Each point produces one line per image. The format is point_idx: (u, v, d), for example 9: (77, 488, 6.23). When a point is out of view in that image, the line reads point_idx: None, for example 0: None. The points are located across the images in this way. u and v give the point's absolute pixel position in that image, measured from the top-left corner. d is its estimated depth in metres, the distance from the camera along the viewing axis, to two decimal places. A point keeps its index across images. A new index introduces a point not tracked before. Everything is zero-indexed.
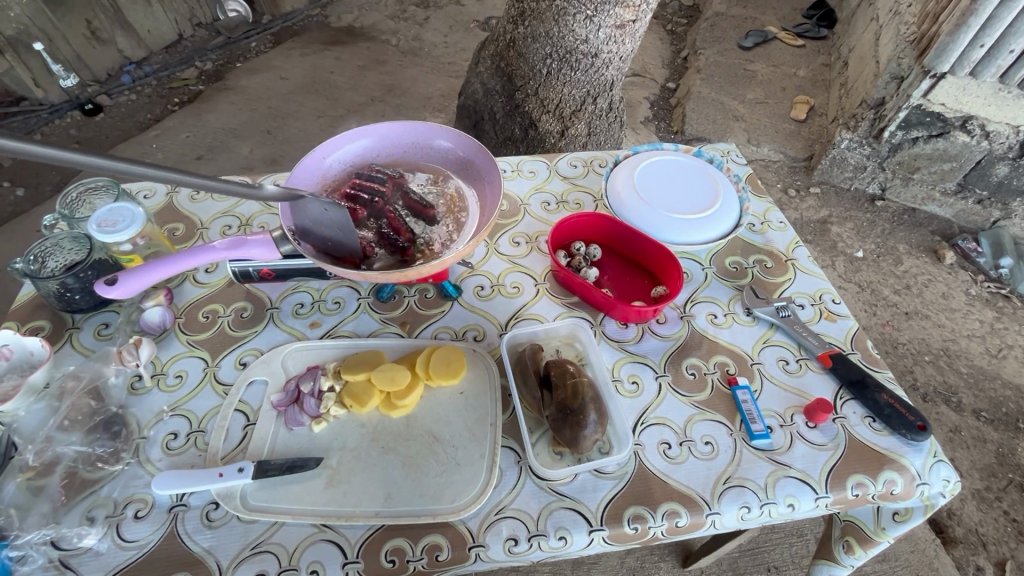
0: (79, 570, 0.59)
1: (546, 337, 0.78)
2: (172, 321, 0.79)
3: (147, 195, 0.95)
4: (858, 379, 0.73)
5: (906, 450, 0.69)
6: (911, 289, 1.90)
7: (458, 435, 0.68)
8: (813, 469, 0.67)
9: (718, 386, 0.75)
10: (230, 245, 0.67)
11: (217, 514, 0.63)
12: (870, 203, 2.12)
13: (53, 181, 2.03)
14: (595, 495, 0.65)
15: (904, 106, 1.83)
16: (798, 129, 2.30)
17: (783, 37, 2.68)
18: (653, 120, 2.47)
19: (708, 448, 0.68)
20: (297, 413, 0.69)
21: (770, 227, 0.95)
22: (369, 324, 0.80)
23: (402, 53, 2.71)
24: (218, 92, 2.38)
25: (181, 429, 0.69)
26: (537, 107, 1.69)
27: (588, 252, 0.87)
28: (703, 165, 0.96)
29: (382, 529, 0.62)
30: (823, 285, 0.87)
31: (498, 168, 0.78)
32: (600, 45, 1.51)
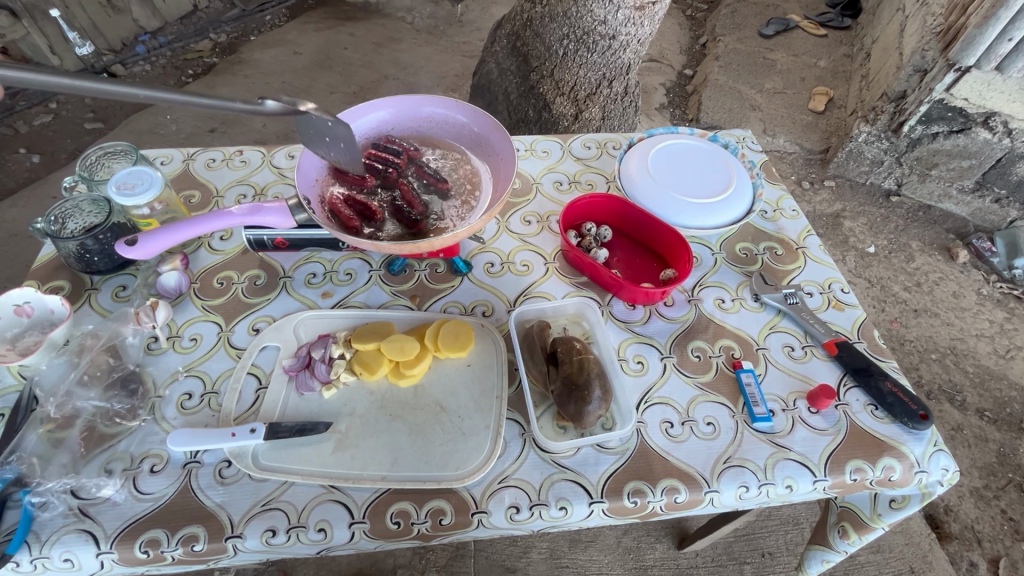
0: (98, 518, 0.61)
1: (553, 315, 0.79)
2: (188, 286, 0.81)
3: (164, 162, 0.97)
4: (863, 367, 0.74)
5: (906, 438, 0.69)
6: (921, 286, 1.88)
7: (465, 406, 0.70)
8: (813, 453, 0.68)
9: (722, 369, 0.75)
10: (247, 211, 0.67)
11: (230, 471, 0.65)
12: (885, 199, 2.10)
13: (69, 148, 2.04)
14: (596, 469, 0.66)
15: (926, 99, 1.80)
16: (815, 121, 2.27)
17: (805, 26, 2.62)
18: (668, 107, 2.44)
19: (710, 429, 0.69)
20: (308, 378, 0.70)
21: (782, 214, 0.95)
22: (380, 296, 0.81)
23: (417, 31, 2.69)
24: (232, 65, 2.38)
25: (196, 389, 0.71)
26: (552, 88, 1.68)
27: (599, 233, 0.87)
28: (717, 149, 0.95)
29: (388, 492, 0.64)
30: (833, 274, 0.86)
31: (513, 144, 0.78)
32: (618, 27, 1.49)
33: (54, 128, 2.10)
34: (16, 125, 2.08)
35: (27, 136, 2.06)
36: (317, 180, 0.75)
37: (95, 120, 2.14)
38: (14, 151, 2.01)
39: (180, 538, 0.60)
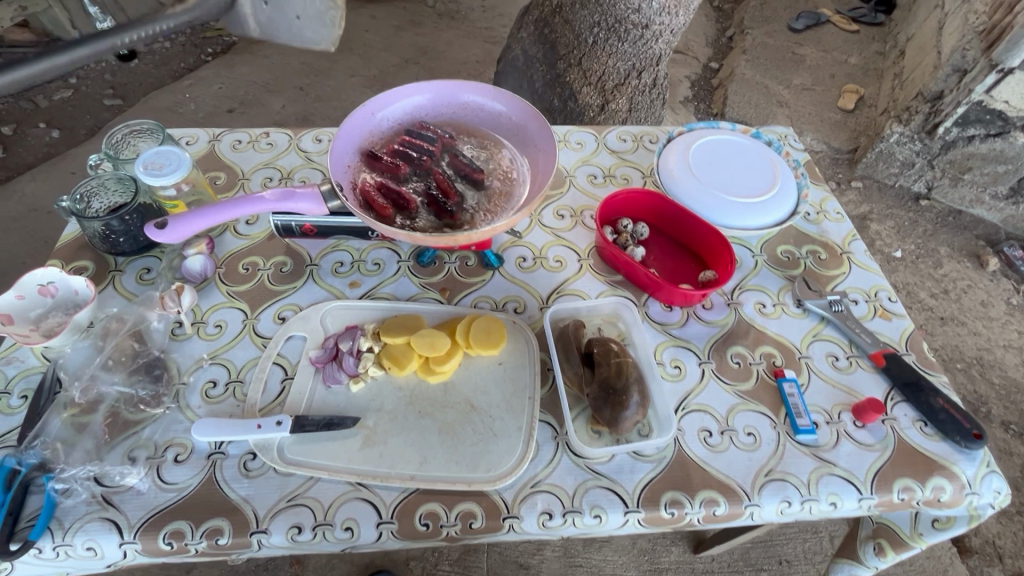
0: (121, 507, 0.60)
1: (588, 314, 0.76)
2: (213, 271, 0.79)
3: (189, 141, 0.94)
4: (913, 381, 0.70)
5: (957, 457, 0.66)
6: (948, 293, 1.83)
7: (497, 406, 0.67)
8: (859, 470, 0.65)
9: (763, 377, 0.72)
10: (279, 197, 0.65)
11: (255, 464, 0.63)
12: (914, 202, 2.03)
13: (88, 124, 2.03)
14: (632, 477, 0.63)
15: (964, 100, 1.74)
16: (844, 120, 2.21)
17: (837, 21, 2.54)
18: (693, 100, 2.38)
19: (751, 439, 0.67)
20: (335, 371, 0.68)
21: (826, 217, 0.91)
22: (408, 288, 0.79)
23: (439, 15, 2.63)
24: (252, 45, 2.35)
25: (220, 378, 0.70)
26: (579, 78, 1.63)
27: (636, 230, 0.84)
28: (761, 147, 0.91)
29: (417, 492, 0.62)
30: (880, 282, 0.83)
31: (553, 134, 0.74)
32: (652, 16, 1.44)
33: (73, 103, 2.08)
34: (36, 100, 2.07)
35: (47, 110, 2.05)
36: (348, 166, 0.73)
37: (114, 96, 2.12)
38: (33, 125, 2.01)
39: (204, 532, 0.59)
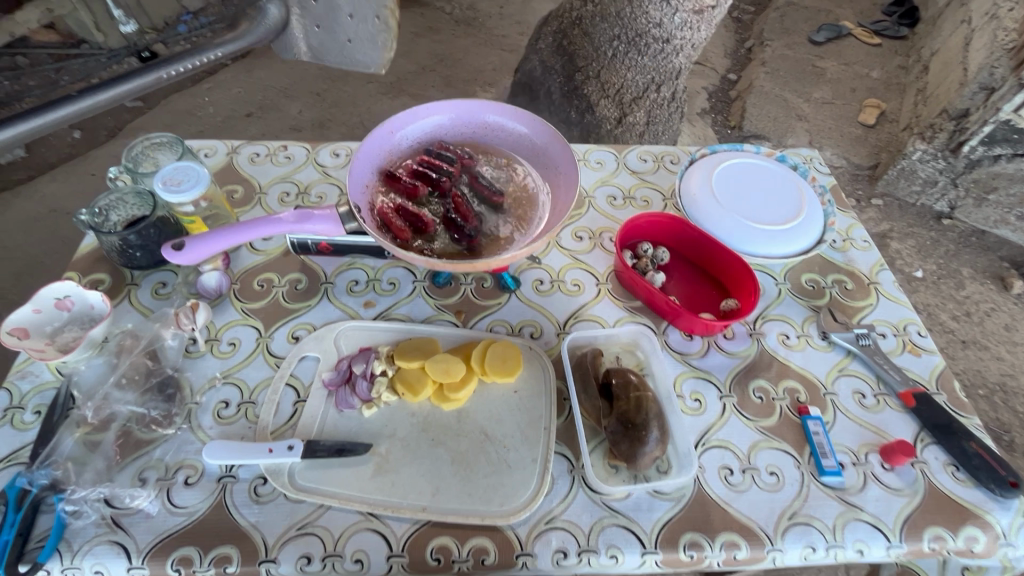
0: (130, 530, 0.59)
1: (606, 342, 0.74)
2: (228, 287, 0.78)
3: (208, 154, 0.94)
4: (945, 423, 0.68)
5: (992, 506, 0.63)
6: (971, 316, 1.78)
7: (511, 436, 0.66)
8: (887, 516, 0.62)
9: (786, 413, 0.70)
10: (296, 218, 0.64)
11: (265, 489, 0.62)
12: (936, 221, 1.98)
13: (109, 126, 2.06)
14: (650, 516, 0.61)
15: (991, 119, 1.70)
16: (865, 135, 2.17)
17: (858, 33, 2.50)
18: (710, 112, 2.33)
19: (773, 479, 0.65)
20: (349, 395, 0.67)
21: (852, 245, 0.89)
22: (423, 309, 0.78)
23: (457, 22, 2.64)
24: (273, 49, 2.37)
25: (233, 398, 0.69)
26: (597, 90, 1.61)
27: (656, 255, 0.83)
28: (787, 172, 0.89)
29: (428, 525, 0.61)
30: (909, 315, 0.80)
31: (574, 157, 0.73)
32: (674, 31, 1.43)
33: None
34: None
35: None
36: (366, 186, 0.71)
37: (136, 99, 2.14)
38: None
39: (212, 559, 0.58)
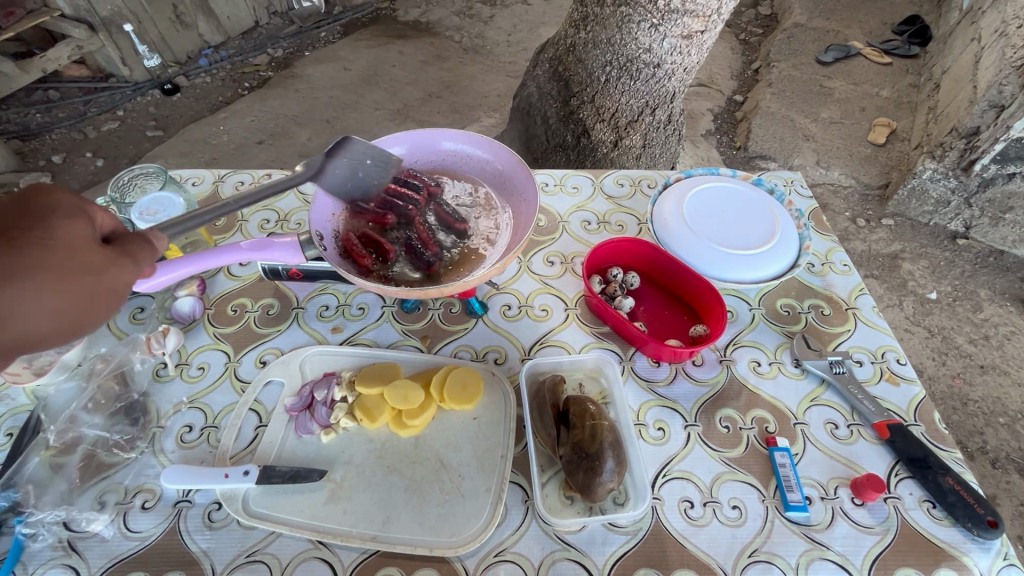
0: (85, 554, 0.60)
1: (569, 369, 0.73)
2: (202, 312, 0.80)
3: (195, 182, 0.98)
4: (920, 457, 0.65)
5: (969, 547, 0.60)
6: (989, 339, 1.66)
7: (467, 463, 0.65)
8: (855, 555, 0.60)
9: (753, 444, 0.68)
10: (256, 246, 0.66)
11: (219, 515, 0.62)
12: (950, 241, 1.87)
13: (130, 155, 2.15)
14: (604, 550, 0.60)
15: (1002, 137, 1.57)
16: (874, 154, 2.03)
17: (868, 53, 2.38)
18: (715, 134, 2.25)
19: (735, 513, 0.62)
20: (307, 421, 0.67)
21: (831, 269, 0.87)
22: (390, 335, 0.78)
23: (464, 51, 2.70)
24: (285, 79, 2.43)
25: (196, 422, 0.70)
26: (592, 114, 1.50)
27: (625, 280, 0.82)
28: (763, 196, 0.87)
29: (377, 555, 0.60)
30: (887, 342, 0.78)
31: (536, 185, 0.75)
32: (664, 55, 1.34)
33: (119, 134, 2.21)
34: (86, 130, 2.21)
35: (95, 141, 2.18)
36: (332, 215, 0.74)
37: (156, 128, 2.24)
38: (82, 155, 2.14)
39: None
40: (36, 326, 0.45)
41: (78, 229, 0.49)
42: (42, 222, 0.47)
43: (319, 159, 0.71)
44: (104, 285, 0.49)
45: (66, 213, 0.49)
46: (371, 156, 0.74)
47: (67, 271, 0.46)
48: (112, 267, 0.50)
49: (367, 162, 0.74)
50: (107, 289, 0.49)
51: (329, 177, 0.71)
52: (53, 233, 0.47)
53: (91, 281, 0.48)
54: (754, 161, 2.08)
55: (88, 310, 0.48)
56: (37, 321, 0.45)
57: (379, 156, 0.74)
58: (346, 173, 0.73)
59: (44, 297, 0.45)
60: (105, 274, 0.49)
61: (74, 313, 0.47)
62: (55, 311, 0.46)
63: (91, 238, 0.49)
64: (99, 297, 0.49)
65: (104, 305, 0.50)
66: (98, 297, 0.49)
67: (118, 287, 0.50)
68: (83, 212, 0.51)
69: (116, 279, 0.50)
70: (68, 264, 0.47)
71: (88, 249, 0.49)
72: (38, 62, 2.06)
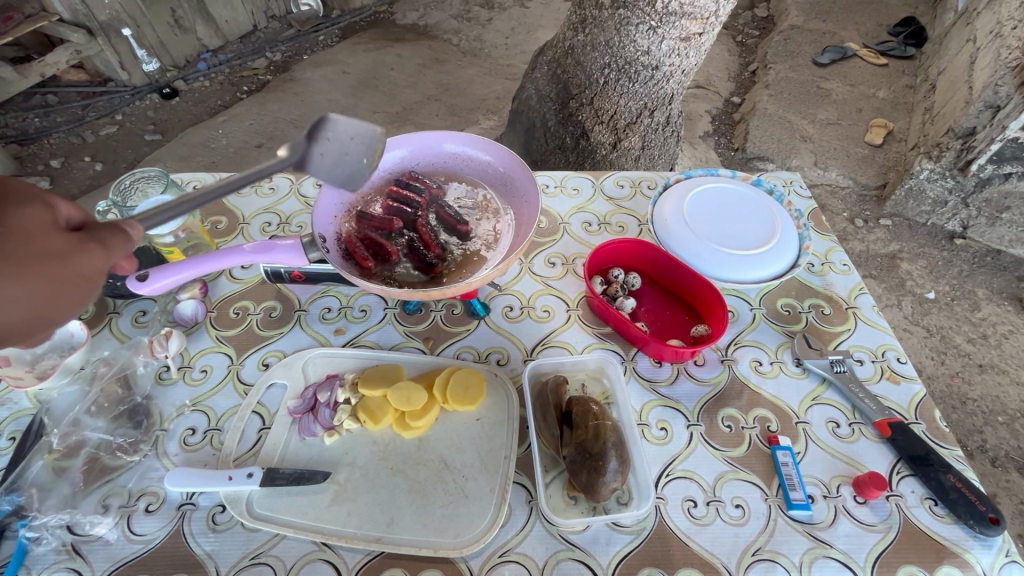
0: (88, 558, 0.60)
1: (572, 369, 0.73)
2: (204, 315, 0.80)
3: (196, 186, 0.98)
4: (921, 455, 0.65)
5: (971, 544, 0.61)
6: (987, 339, 1.67)
7: (470, 464, 0.65)
8: (858, 553, 0.60)
9: (756, 444, 0.68)
10: (258, 249, 0.67)
11: (223, 517, 0.62)
12: (947, 241, 1.87)
13: (128, 159, 2.15)
14: (607, 550, 0.60)
15: (998, 137, 1.57)
16: (871, 155, 2.04)
17: (864, 54, 2.39)
18: (713, 135, 2.26)
19: (739, 513, 0.63)
20: (310, 423, 0.68)
21: (831, 268, 0.88)
22: (392, 337, 0.79)
23: (462, 54, 2.71)
24: (284, 82, 2.44)
25: (199, 425, 0.70)
26: (590, 116, 1.51)
27: (626, 280, 0.82)
28: (762, 197, 0.88)
29: (381, 556, 0.60)
30: (888, 341, 0.78)
31: (537, 186, 0.75)
32: (662, 57, 1.34)
33: (118, 138, 2.21)
34: (84, 135, 2.20)
35: (93, 145, 2.18)
36: (335, 218, 0.74)
37: (154, 132, 2.24)
38: (80, 159, 2.13)
39: None
40: (5, 317, 0.44)
41: (38, 217, 0.47)
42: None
43: (301, 141, 0.58)
44: (70, 271, 0.47)
45: (23, 202, 0.47)
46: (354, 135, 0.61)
47: (28, 259, 0.45)
48: (82, 252, 0.48)
49: (351, 140, 0.60)
50: (75, 275, 0.47)
51: (315, 164, 0.59)
52: (12, 222, 0.45)
53: (54, 267, 0.46)
54: (752, 162, 2.09)
55: (58, 299, 0.46)
56: (6, 311, 0.44)
57: (366, 133, 0.61)
58: (332, 155, 0.59)
59: (8, 287, 0.43)
60: (70, 259, 0.47)
61: (43, 302, 0.46)
62: (20, 300, 0.44)
63: (53, 227, 0.48)
64: (68, 284, 0.47)
65: (74, 292, 0.47)
66: (67, 285, 0.47)
67: (87, 272, 0.48)
68: (42, 199, 0.48)
69: (86, 265, 0.48)
70: (27, 250, 0.45)
71: (50, 236, 0.47)
72: (37, 67, 2.06)
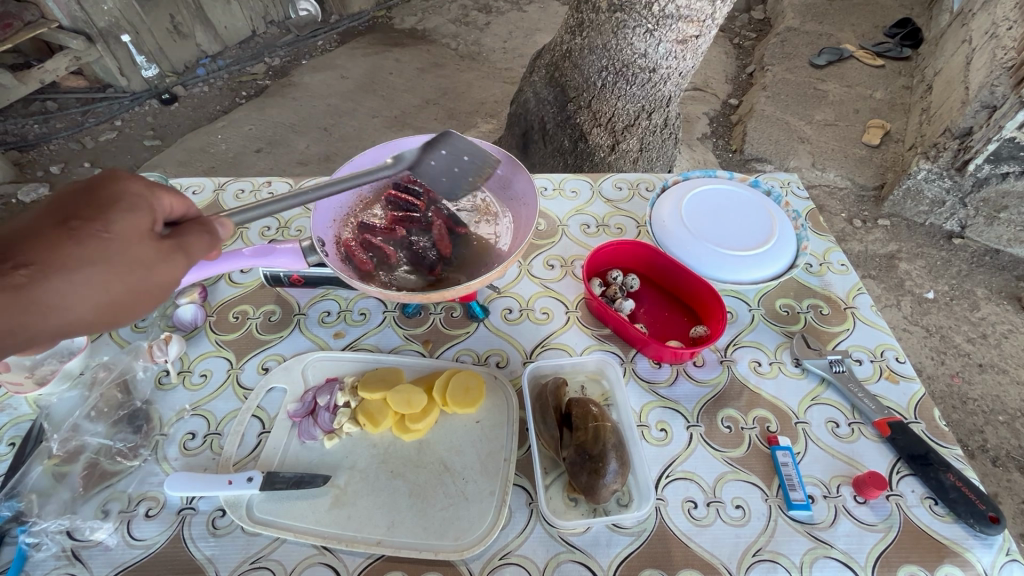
0: (88, 563, 0.60)
1: (572, 371, 0.73)
2: (203, 320, 0.81)
3: (195, 191, 0.98)
4: (921, 454, 0.66)
5: (972, 543, 0.61)
6: (987, 338, 1.67)
7: (470, 467, 0.65)
8: (858, 552, 0.60)
9: (755, 444, 0.68)
10: (258, 253, 0.67)
11: (223, 521, 0.62)
12: (946, 241, 1.88)
13: (127, 164, 2.15)
14: (608, 551, 0.60)
15: (995, 137, 1.58)
16: (869, 156, 2.05)
17: (860, 56, 2.40)
18: (710, 137, 2.27)
19: (739, 513, 0.63)
20: (310, 426, 0.67)
21: (829, 268, 0.88)
22: (392, 340, 0.79)
23: (460, 58, 2.72)
24: (283, 88, 2.45)
25: (198, 429, 0.70)
26: (589, 119, 1.51)
27: (625, 282, 0.82)
28: (759, 198, 0.88)
29: (381, 559, 0.60)
30: (886, 340, 0.78)
31: (535, 186, 0.76)
32: (659, 60, 1.35)
33: (117, 144, 2.21)
34: (84, 140, 2.21)
35: (92, 151, 2.18)
36: (334, 222, 0.75)
37: (154, 138, 2.25)
38: (80, 164, 2.13)
39: None
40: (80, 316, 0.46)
41: (135, 223, 0.48)
42: (102, 212, 0.47)
43: (417, 149, 0.67)
44: (151, 282, 0.48)
45: (129, 203, 0.49)
46: (469, 155, 0.68)
47: (117, 267, 0.46)
48: (165, 264, 0.49)
49: (464, 158, 0.68)
50: (153, 286, 0.49)
51: (424, 170, 0.67)
52: (113, 227, 0.47)
53: (138, 277, 0.48)
54: (750, 163, 2.09)
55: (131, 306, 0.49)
56: (83, 312, 0.46)
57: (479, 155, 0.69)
58: (441, 166, 0.67)
59: (92, 291, 0.46)
60: (153, 269, 0.48)
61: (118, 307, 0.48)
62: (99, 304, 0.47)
63: (149, 231, 0.49)
64: (142, 292, 0.49)
65: (149, 300, 0.50)
66: (143, 294, 0.49)
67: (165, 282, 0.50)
68: (147, 201, 0.50)
69: (166, 274, 0.49)
70: (120, 257, 0.47)
71: (141, 244, 0.48)
72: (36, 74, 2.07)
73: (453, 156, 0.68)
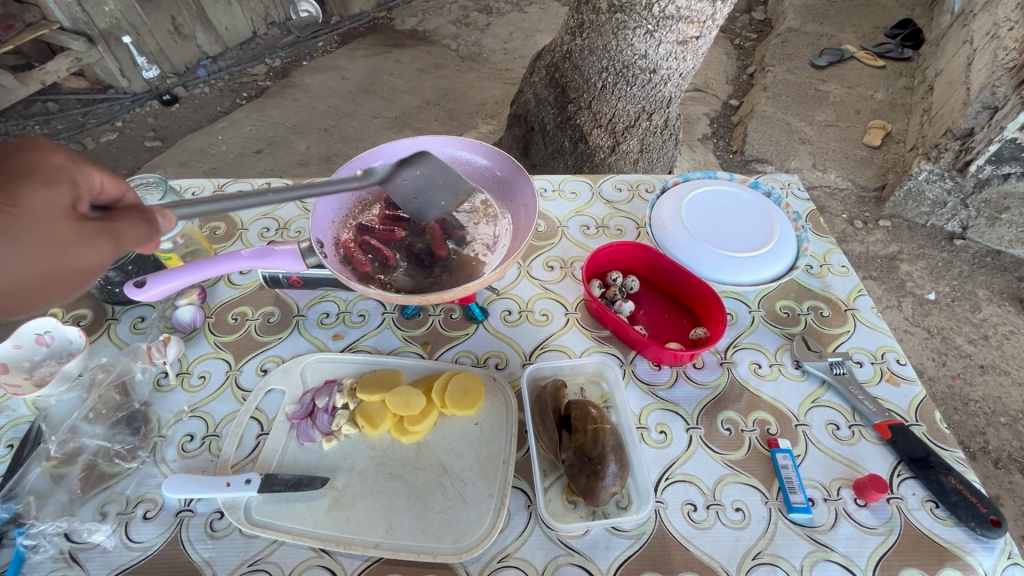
0: (85, 565, 0.60)
1: (571, 373, 0.73)
2: (202, 321, 0.81)
3: (195, 192, 0.98)
4: (921, 457, 0.65)
5: (972, 546, 0.60)
6: (989, 339, 1.67)
7: (469, 469, 0.65)
8: (859, 555, 0.60)
9: (755, 446, 0.68)
10: (257, 254, 0.67)
11: (221, 524, 0.62)
12: (947, 242, 1.87)
13: (128, 164, 2.15)
14: (607, 554, 0.60)
15: (996, 138, 1.57)
16: (870, 157, 2.04)
17: (861, 56, 2.40)
18: (711, 138, 2.27)
19: (739, 516, 0.62)
20: (309, 428, 0.67)
21: (829, 270, 0.88)
22: (391, 341, 0.79)
23: (461, 59, 2.72)
24: (283, 88, 2.45)
25: (197, 431, 0.70)
26: (589, 120, 1.51)
27: (624, 283, 0.82)
28: (759, 199, 0.88)
29: (380, 562, 0.60)
30: (887, 342, 0.78)
31: (535, 189, 0.76)
32: (659, 61, 1.35)
33: (118, 145, 2.21)
34: (85, 141, 2.21)
35: (93, 152, 2.19)
36: (334, 224, 0.75)
37: (154, 139, 2.25)
38: None
39: None
40: None
41: (52, 198, 0.46)
42: (13, 183, 0.44)
43: (389, 165, 0.67)
44: (68, 263, 0.46)
45: (47, 177, 0.46)
46: (443, 175, 0.69)
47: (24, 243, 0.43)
48: (86, 245, 0.46)
49: (438, 181, 0.69)
50: (70, 269, 0.46)
51: (395, 186, 0.68)
52: (26, 201, 0.44)
53: (52, 257, 0.45)
54: (751, 164, 2.09)
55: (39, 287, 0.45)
56: None
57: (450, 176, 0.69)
58: (414, 185, 0.68)
59: None
60: (72, 249, 0.45)
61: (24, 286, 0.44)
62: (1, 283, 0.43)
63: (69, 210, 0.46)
64: (55, 273, 0.45)
65: (63, 282, 0.46)
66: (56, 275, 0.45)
67: (85, 265, 0.47)
68: (70, 176, 0.48)
69: (86, 257, 0.46)
70: (32, 233, 0.44)
71: (60, 221, 0.45)
72: (37, 75, 2.07)
73: (426, 175, 0.69)
